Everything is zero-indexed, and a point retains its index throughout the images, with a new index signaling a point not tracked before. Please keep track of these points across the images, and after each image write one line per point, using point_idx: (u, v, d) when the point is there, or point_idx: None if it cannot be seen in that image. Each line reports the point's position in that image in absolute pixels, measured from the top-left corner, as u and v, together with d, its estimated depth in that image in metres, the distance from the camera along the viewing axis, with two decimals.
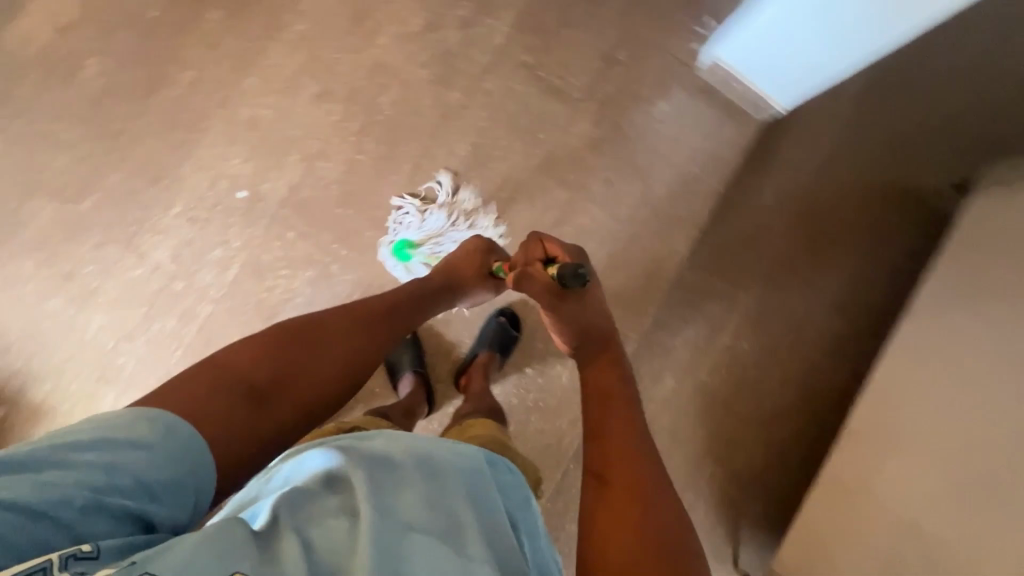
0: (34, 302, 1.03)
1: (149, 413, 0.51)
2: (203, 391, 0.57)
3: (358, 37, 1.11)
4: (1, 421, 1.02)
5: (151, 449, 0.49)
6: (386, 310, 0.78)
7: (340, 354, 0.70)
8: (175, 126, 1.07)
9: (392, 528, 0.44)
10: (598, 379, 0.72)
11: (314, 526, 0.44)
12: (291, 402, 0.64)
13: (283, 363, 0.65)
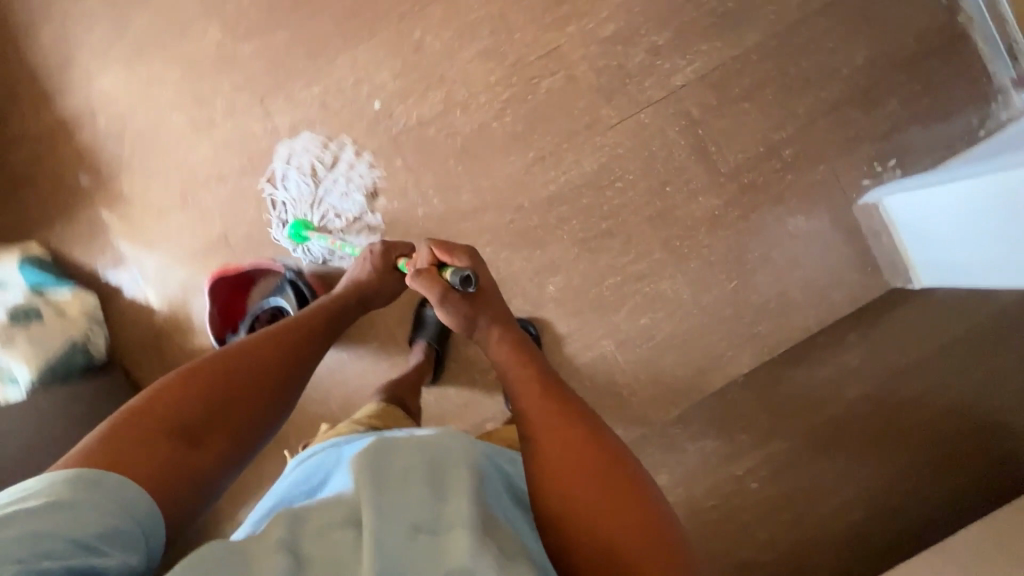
0: (162, 108, 1.09)
1: (87, 472, 0.56)
2: (138, 441, 0.61)
3: (552, 14, 1.09)
4: (85, 192, 1.09)
5: (89, 506, 0.53)
6: (302, 327, 0.83)
7: (257, 379, 0.73)
8: (353, 16, 1.08)
9: (393, 528, 0.50)
10: (538, 393, 0.67)
11: (320, 540, 0.50)
12: (221, 434, 0.68)
13: (208, 398, 0.68)
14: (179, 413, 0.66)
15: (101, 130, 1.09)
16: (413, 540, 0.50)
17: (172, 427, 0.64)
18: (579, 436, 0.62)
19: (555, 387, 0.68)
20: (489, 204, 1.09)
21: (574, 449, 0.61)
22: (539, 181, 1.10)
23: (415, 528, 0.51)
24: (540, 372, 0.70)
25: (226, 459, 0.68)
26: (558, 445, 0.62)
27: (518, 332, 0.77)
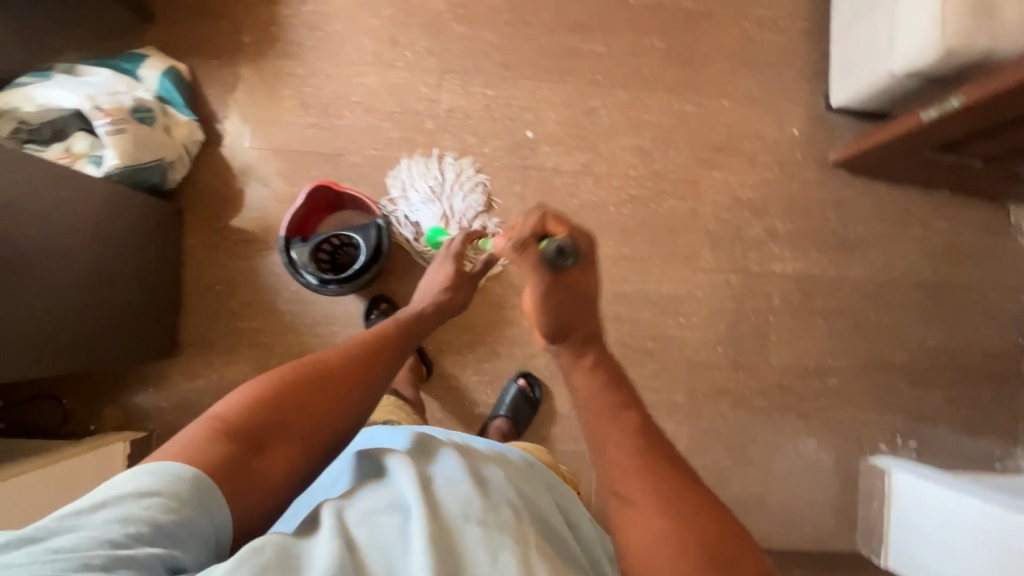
0: (356, 26, 1.14)
1: (172, 463, 0.55)
2: (202, 441, 0.57)
3: (709, 156, 1.17)
4: (248, 50, 1.13)
5: (169, 496, 0.52)
6: (385, 341, 0.76)
7: (339, 392, 0.66)
8: (554, 57, 1.16)
9: (444, 522, 0.54)
10: (638, 478, 0.53)
11: (372, 526, 0.54)
12: (291, 444, 0.61)
13: (287, 403, 0.63)
14: (245, 415, 0.60)
15: (294, 12, 1.14)
16: (463, 528, 0.54)
17: (237, 429, 0.59)
18: (698, 532, 0.49)
19: (658, 458, 0.54)
20: None
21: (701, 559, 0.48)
22: (619, 277, 1.15)
23: (467, 518, 0.55)
24: (642, 435, 0.56)
25: (293, 475, 0.61)
26: (672, 549, 0.49)
27: (617, 369, 0.61)
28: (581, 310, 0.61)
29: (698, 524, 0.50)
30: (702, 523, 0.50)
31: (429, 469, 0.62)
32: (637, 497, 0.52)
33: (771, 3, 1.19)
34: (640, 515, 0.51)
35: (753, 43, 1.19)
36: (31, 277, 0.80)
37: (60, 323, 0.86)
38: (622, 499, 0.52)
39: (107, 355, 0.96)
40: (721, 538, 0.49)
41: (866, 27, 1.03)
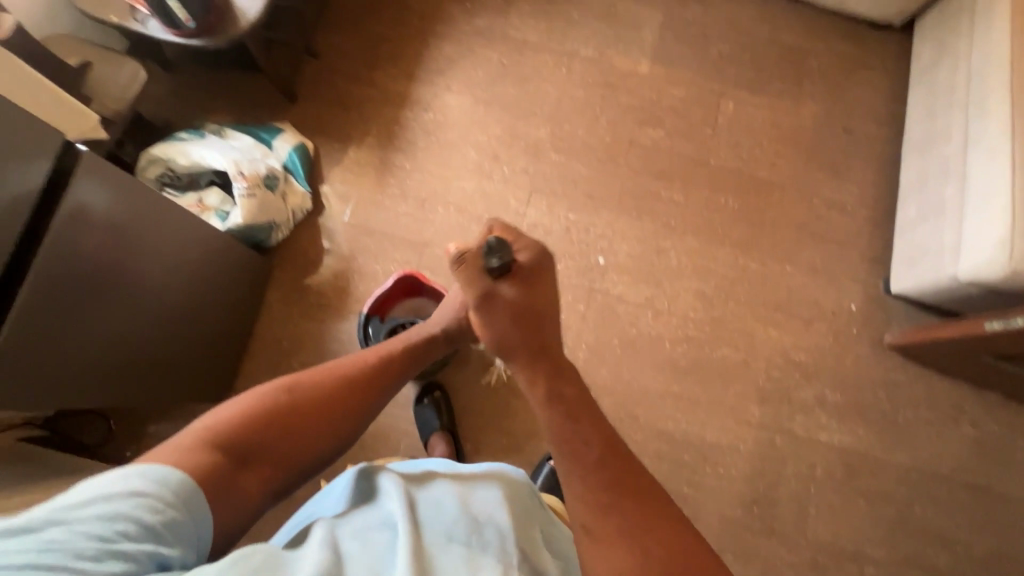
0: (465, 138, 1.28)
1: (155, 468, 0.55)
2: (192, 449, 0.60)
3: (767, 313, 1.22)
4: (367, 141, 1.27)
5: (155, 496, 0.53)
6: (384, 368, 0.77)
7: (320, 418, 0.69)
8: (636, 197, 1.27)
9: (427, 539, 0.56)
10: (601, 509, 0.58)
11: (358, 540, 0.56)
12: (269, 461, 0.65)
13: (270, 422, 0.66)
14: (237, 431, 0.63)
15: (415, 115, 1.29)
16: (446, 546, 0.55)
17: (226, 442, 0.62)
18: (663, 551, 0.55)
19: (621, 482, 0.60)
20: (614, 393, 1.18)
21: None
22: (663, 412, 1.17)
23: (451, 538, 0.56)
24: (600, 464, 0.61)
25: (272, 490, 0.65)
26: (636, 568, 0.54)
27: (575, 395, 0.67)
28: (532, 318, 0.69)
29: (660, 539, 0.56)
30: (662, 544, 0.55)
31: (417, 490, 0.63)
32: (601, 524, 0.57)
33: (841, 187, 1.30)
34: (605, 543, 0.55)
35: (820, 219, 1.28)
36: (131, 304, 0.85)
37: (138, 353, 0.89)
38: (588, 530, 0.57)
39: (163, 390, 0.98)
40: (682, 553, 0.55)
41: (931, 233, 1.10)
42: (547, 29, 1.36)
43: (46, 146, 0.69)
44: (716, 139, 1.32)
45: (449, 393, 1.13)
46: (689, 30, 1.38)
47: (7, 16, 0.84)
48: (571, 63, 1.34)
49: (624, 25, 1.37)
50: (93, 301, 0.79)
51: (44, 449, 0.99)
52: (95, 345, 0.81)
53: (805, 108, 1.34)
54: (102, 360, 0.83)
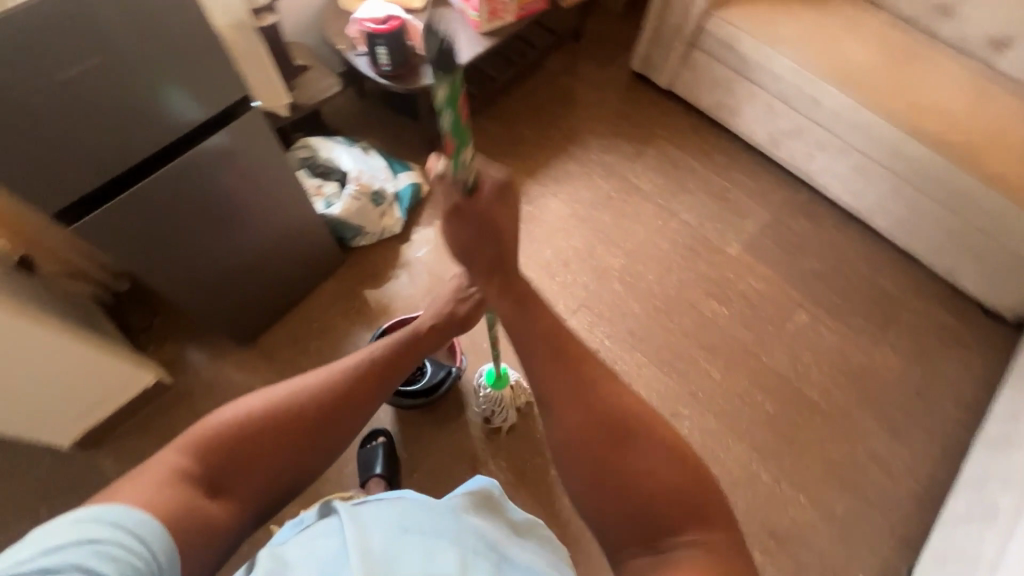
0: (549, 237, 1.41)
1: (110, 508, 0.46)
2: (153, 485, 0.50)
3: (760, 533, 1.11)
4: None
5: (112, 545, 0.43)
6: (377, 370, 0.65)
7: (292, 438, 0.57)
8: (675, 354, 1.28)
9: (380, 529, 0.46)
10: (546, 376, 0.55)
11: (304, 546, 0.46)
12: (246, 489, 0.55)
13: (240, 443, 0.55)
14: (206, 453, 0.53)
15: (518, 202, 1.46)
16: (400, 535, 0.46)
17: (195, 467, 0.53)
18: (613, 410, 0.53)
19: (562, 349, 0.56)
20: (565, 528, 1.09)
21: (594, 433, 0.52)
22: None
23: (404, 528, 0.46)
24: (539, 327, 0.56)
25: (253, 513, 0.55)
26: (572, 432, 0.53)
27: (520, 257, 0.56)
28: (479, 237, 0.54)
29: (600, 389, 0.54)
30: (598, 396, 0.54)
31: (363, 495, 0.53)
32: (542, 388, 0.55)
33: (892, 446, 1.20)
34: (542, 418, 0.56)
35: (857, 468, 1.17)
36: (224, 238, 1.02)
37: (203, 274, 1.04)
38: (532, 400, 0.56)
39: (201, 313, 1.10)
40: (619, 403, 0.54)
41: (973, 539, 0.96)
42: (661, 185, 1.50)
43: (223, 98, 0.85)
44: (776, 340, 1.30)
45: (395, 444, 1.14)
46: (790, 238, 1.44)
47: (273, 16, 1.14)
48: (668, 220, 1.45)
49: (731, 209, 1.47)
50: (200, 222, 0.96)
51: (97, 307, 1.15)
52: (188, 263, 1.00)
53: (880, 354, 1.30)
54: (179, 263, 0.98)
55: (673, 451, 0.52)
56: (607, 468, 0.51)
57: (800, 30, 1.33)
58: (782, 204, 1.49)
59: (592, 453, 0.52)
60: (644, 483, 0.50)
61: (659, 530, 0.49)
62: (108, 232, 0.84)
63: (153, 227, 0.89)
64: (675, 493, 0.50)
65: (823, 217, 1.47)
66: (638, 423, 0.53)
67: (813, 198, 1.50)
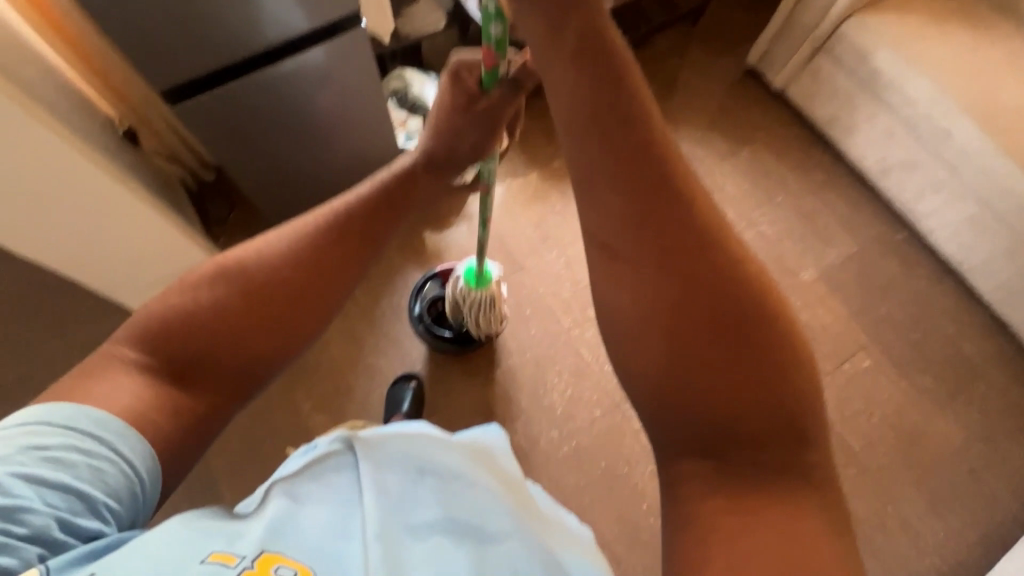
0: None
1: (56, 409, 0.43)
2: (110, 382, 0.47)
3: None
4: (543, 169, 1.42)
5: (62, 450, 0.41)
6: (355, 224, 0.62)
7: (255, 293, 0.53)
8: None
9: (400, 466, 0.45)
10: (639, 226, 0.44)
11: (315, 480, 0.44)
12: (218, 365, 0.51)
13: (205, 315, 0.51)
14: (168, 343, 0.49)
15: None
16: (417, 478, 0.45)
17: (158, 357, 0.49)
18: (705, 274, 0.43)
19: (669, 191, 0.44)
20: (564, 505, 1.09)
21: (686, 312, 0.43)
22: None
23: (421, 468, 0.46)
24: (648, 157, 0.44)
25: (236, 396, 0.52)
26: (657, 300, 0.43)
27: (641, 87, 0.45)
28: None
29: (711, 252, 0.44)
30: (703, 266, 0.43)
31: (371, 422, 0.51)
32: (636, 235, 0.44)
33: (926, 516, 1.12)
34: (620, 279, 0.45)
35: (881, 529, 1.11)
36: (307, 150, 1.06)
37: (281, 179, 1.09)
38: (611, 253, 0.45)
39: (272, 215, 1.16)
40: (721, 279, 0.43)
41: None
42: (746, 191, 1.42)
43: (338, 8, 0.85)
44: (829, 379, 1.23)
45: (423, 389, 1.16)
46: (873, 277, 1.33)
47: None
48: (745, 229, 1.37)
49: (816, 232, 1.38)
50: (290, 127, 0.99)
51: (181, 190, 1.22)
52: (271, 163, 1.04)
53: (939, 420, 1.20)
54: (259, 163, 1.03)
55: (777, 350, 0.43)
56: (694, 357, 0.43)
57: (948, 50, 1.18)
58: (873, 239, 1.37)
59: (681, 331, 0.43)
60: (736, 385, 0.43)
61: (734, 438, 0.43)
62: (201, 119, 0.88)
63: (244, 124, 0.93)
64: (767, 402, 0.43)
65: (916, 263, 1.35)
66: (733, 295, 0.43)
67: (910, 240, 1.37)
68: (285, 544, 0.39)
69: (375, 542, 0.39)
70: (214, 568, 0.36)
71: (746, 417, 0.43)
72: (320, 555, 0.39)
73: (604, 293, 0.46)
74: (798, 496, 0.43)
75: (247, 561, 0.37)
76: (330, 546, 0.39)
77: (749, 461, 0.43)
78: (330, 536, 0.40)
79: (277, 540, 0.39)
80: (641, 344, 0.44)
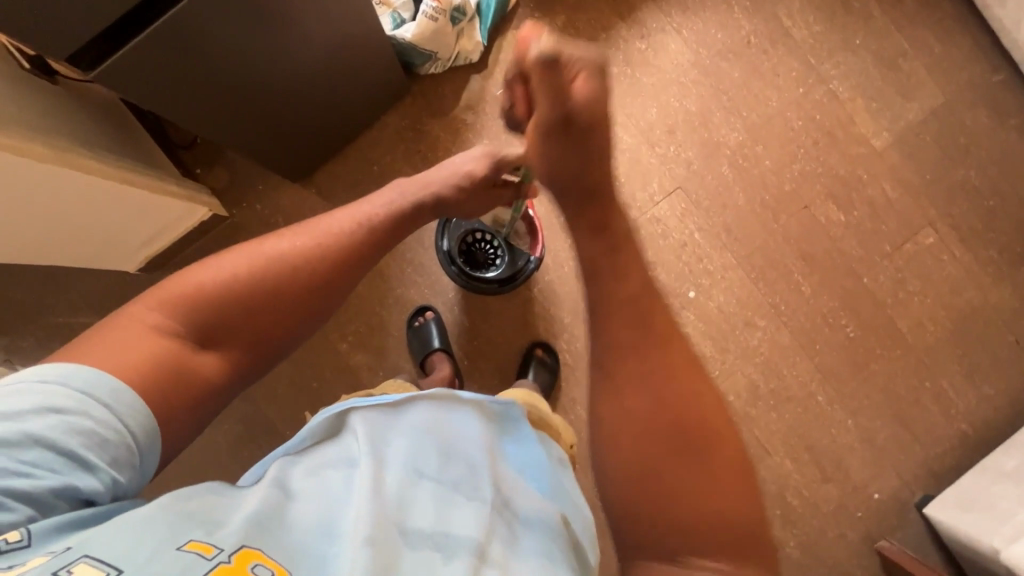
0: (660, 90, 1.14)
1: (77, 371, 0.45)
2: (121, 343, 0.48)
3: (797, 443, 1.14)
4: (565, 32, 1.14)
5: (82, 415, 0.43)
6: (389, 227, 0.66)
7: (280, 279, 0.56)
8: (771, 261, 1.14)
9: (407, 471, 0.51)
10: (629, 358, 0.53)
11: (313, 479, 0.49)
12: (239, 345, 0.54)
13: (209, 299, 0.52)
14: (178, 314, 0.51)
15: (630, 35, 1.14)
16: (414, 483, 0.50)
17: (175, 327, 0.51)
18: (678, 399, 0.51)
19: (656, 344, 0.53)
20: None
21: (654, 430, 0.50)
22: None
23: (421, 476, 0.51)
24: (646, 319, 0.54)
25: (248, 371, 0.56)
26: (645, 420, 0.51)
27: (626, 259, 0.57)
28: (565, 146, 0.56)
29: (693, 388, 0.52)
30: (679, 395, 0.51)
31: (382, 420, 0.57)
32: (615, 365, 0.53)
33: (959, 387, 1.15)
34: (614, 395, 0.53)
35: (916, 404, 1.15)
36: (276, 53, 0.81)
37: (238, 95, 0.83)
38: (604, 372, 0.54)
39: (248, 150, 0.95)
40: (695, 416, 0.51)
41: (1008, 498, 0.97)
42: (818, 35, 1.14)
43: None
44: (887, 261, 1.15)
45: (458, 316, 1.12)
46: (955, 136, 1.15)
47: None
48: (812, 88, 1.14)
49: (896, 84, 1.15)
50: (229, 32, 0.72)
51: (132, 120, 0.99)
52: (220, 81, 0.78)
53: (995, 294, 1.15)
54: (218, 101, 0.81)
55: (727, 477, 0.49)
56: (656, 459, 0.49)
57: None
58: (965, 86, 1.14)
59: (659, 448, 0.50)
60: (697, 501, 0.48)
61: (694, 546, 0.47)
62: (150, 49, 0.66)
63: (192, 39, 0.69)
64: (716, 507, 0.48)
65: (1009, 113, 1.15)
66: (700, 427, 0.50)
67: (1010, 83, 1.15)
68: (263, 541, 0.41)
69: (361, 543, 0.42)
70: (192, 557, 0.38)
71: (702, 524, 0.47)
72: (298, 552, 0.42)
73: (591, 407, 0.54)
74: None
75: (225, 554, 0.39)
76: (313, 546, 0.43)
77: (702, 564, 0.47)
78: (319, 536, 0.44)
79: (256, 535, 0.42)
80: (613, 444, 0.51)
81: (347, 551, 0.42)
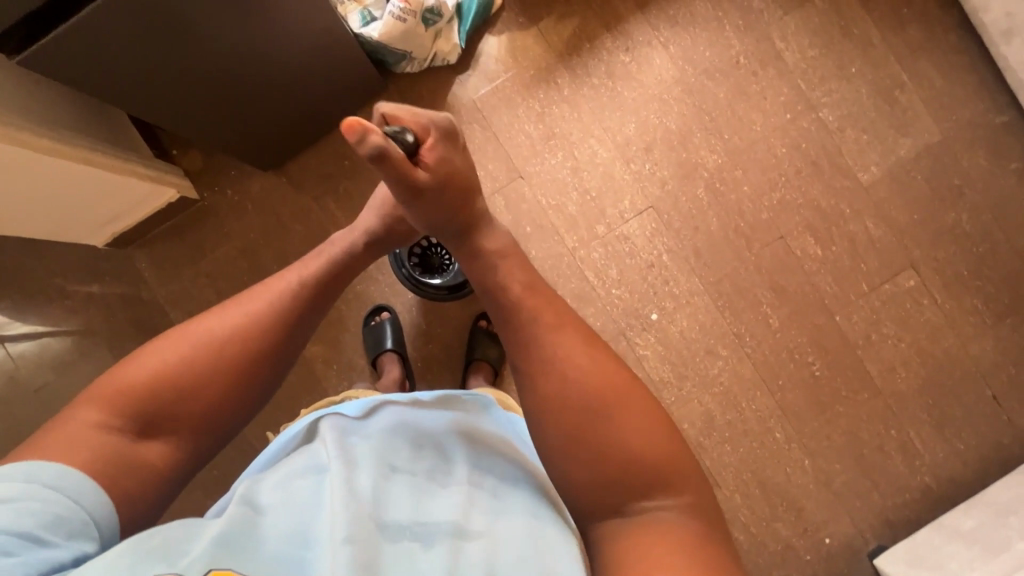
0: (641, 105, 1.11)
1: (22, 465, 0.45)
2: (67, 439, 0.49)
3: (751, 478, 1.11)
4: (549, 41, 1.12)
5: (27, 500, 0.44)
6: (319, 282, 0.66)
7: (217, 353, 0.56)
8: (740, 290, 1.11)
9: (378, 467, 0.51)
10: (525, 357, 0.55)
11: (281, 488, 0.50)
12: (184, 424, 0.54)
13: (152, 383, 0.53)
14: (117, 400, 0.52)
15: (615, 47, 1.11)
16: (386, 477, 0.51)
17: (115, 417, 0.51)
18: (579, 376, 0.52)
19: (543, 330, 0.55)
20: None
21: (568, 417, 0.52)
22: None
23: (392, 468, 0.52)
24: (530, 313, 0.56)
25: (198, 448, 0.56)
26: (552, 413, 0.52)
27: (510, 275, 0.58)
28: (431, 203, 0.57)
29: (586, 358, 0.53)
30: (574, 379, 0.52)
31: (349, 424, 0.57)
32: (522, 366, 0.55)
33: (928, 439, 1.10)
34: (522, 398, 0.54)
35: (879, 451, 1.11)
36: (243, 40, 0.82)
37: (205, 94, 0.86)
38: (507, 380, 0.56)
39: (219, 144, 0.98)
40: (598, 384, 0.52)
41: (958, 560, 0.93)
42: (812, 60, 1.10)
43: None
44: (863, 300, 1.11)
45: (415, 317, 1.11)
46: (949, 177, 1.09)
47: None
48: (800, 115, 1.10)
49: (891, 118, 1.10)
50: (184, 35, 0.75)
51: (120, 121, 1.02)
52: (186, 78, 0.81)
53: (976, 346, 1.10)
54: (187, 93, 0.84)
55: (649, 421, 0.52)
56: (580, 443, 0.51)
57: None
58: (964, 124, 1.09)
59: (575, 426, 0.51)
60: (622, 467, 0.50)
61: (631, 497, 0.50)
62: (111, 18, 0.66)
63: (157, 14, 0.70)
64: (643, 460, 0.50)
65: (1008, 156, 1.09)
66: (606, 396, 0.52)
67: (1013, 125, 1.09)
68: (237, 562, 0.43)
69: (338, 545, 0.44)
70: None
71: (641, 478, 0.50)
72: (276, 566, 0.44)
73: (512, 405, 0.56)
74: (698, 531, 0.49)
75: None
76: (291, 557, 0.44)
77: (651, 508, 0.50)
78: (296, 545, 0.45)
79: (226, 556, 0.43)
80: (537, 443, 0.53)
81: (326, 554, 0.44)
